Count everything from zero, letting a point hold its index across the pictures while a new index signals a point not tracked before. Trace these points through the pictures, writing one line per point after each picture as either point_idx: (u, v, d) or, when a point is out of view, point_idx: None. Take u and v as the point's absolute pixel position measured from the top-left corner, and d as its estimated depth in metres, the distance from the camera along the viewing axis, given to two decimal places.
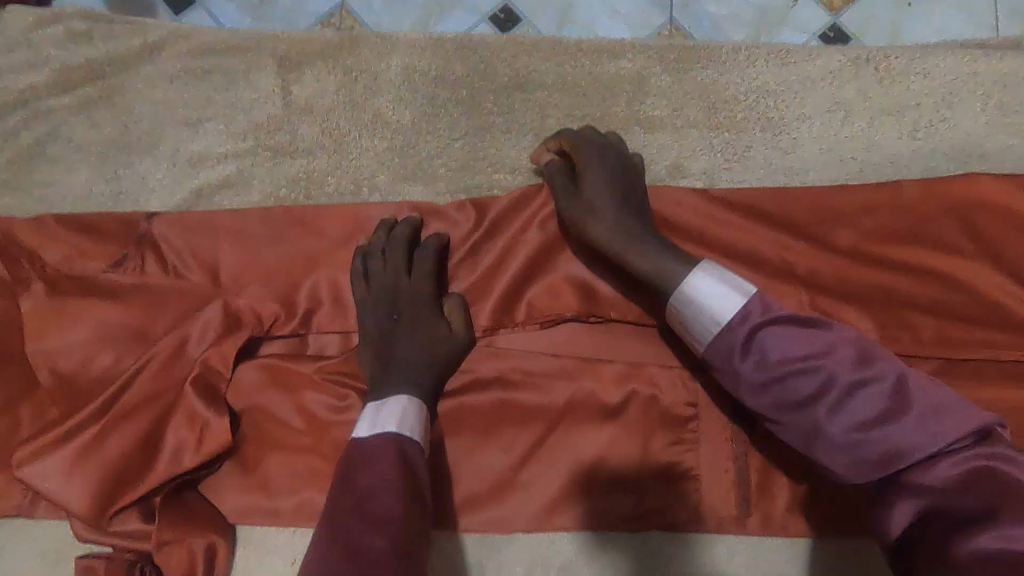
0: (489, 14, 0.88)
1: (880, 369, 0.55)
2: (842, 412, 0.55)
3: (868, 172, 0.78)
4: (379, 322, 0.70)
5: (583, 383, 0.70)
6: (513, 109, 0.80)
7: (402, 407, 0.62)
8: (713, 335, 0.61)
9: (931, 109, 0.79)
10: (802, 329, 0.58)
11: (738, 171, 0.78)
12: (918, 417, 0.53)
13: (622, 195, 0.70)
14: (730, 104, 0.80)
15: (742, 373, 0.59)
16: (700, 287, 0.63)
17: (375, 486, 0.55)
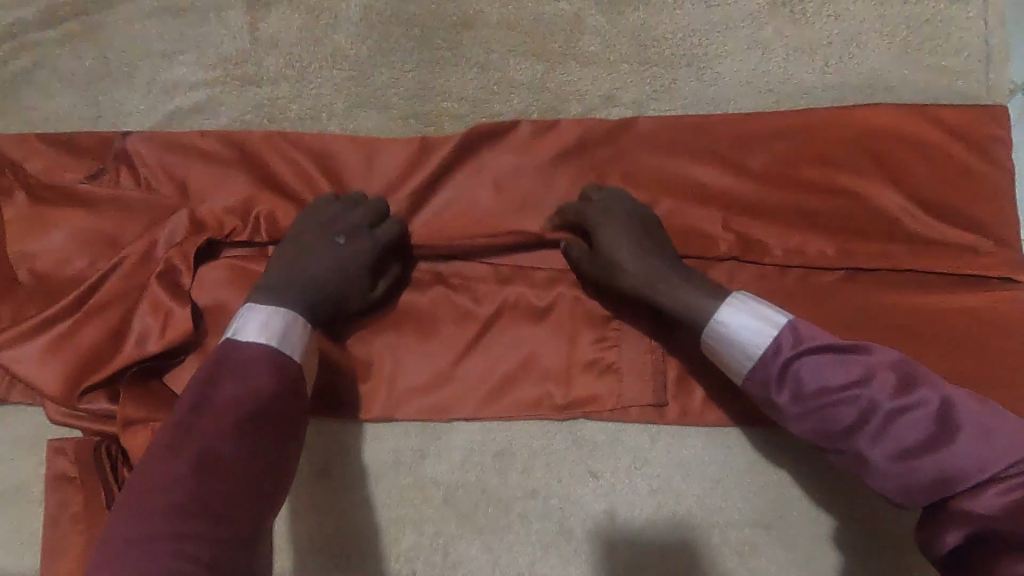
0: None
1: (922, 396, 0.60)
2: (887, 439, 0.59)
3: (783, 103, 0.86)
4: (326, 244, 0.73)
5: (516, 286, 0.78)
6: (461, 45, 0.86)
7: (286, 325, 0.67)
8: (750, 367, 0.66)
9: (841, 47, 0.87)
10: (840, 357, 0.62)
11: (665, 101, 0.86)
12: (964, 439, 0.57)
13: (648, 238, 0.75)
14: (660, 43, 0.87)
15: (781, 403, 0.64)
16: (734, 322, 0.68)
17: (241, 394, 0.60)
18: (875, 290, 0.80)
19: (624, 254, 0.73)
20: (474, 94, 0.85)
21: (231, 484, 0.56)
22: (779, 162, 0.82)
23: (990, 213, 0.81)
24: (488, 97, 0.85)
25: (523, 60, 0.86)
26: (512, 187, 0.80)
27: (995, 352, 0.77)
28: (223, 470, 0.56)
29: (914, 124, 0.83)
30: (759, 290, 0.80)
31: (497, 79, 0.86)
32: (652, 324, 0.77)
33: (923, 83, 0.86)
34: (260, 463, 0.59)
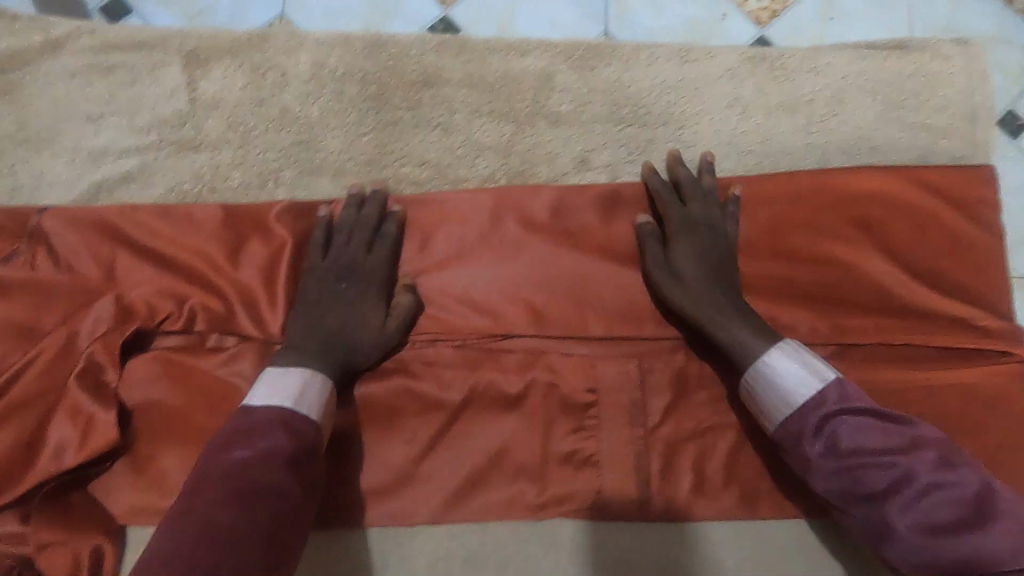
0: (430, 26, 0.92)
1: (960, 477, 0.58)
2: (916, 512, 0.57)
3: (764, 166, 0.81)
4: (326, 290, 0.70)
5: (485, 373, 0.72)
6: (421, 105, 0.80)
7: (305, 384, 0.63)
8: (788, 415, 0.65)
9: (822, 105, 0.82)
10: (879, 422, 0.61)
11: (641, 164, 0.80)
12: (1000, 528, 0.54)
13: (709, 256, 0.72)
14: (634, 101, 0.82)
15: (810, 454, 0.63)
16: (780, 366, 0.66)
17: (259, 457, 0.56)
18: (868, 366, 0.75)
19: (690, 274, 0.71)
20: (436, 158, 0.79)
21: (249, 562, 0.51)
22: (762, 233, 0.78)
23: (978, 279, 0.79)
24: (452, 161, 0.79)
25: (489, 121, 0.80)
26: (474, 262, 0.75)
27: (991, 428, 0.75)
28: (220, 527, 0.51)
29: (903, 188, 0.80)
30: None
31: (461, 141, 0.80)
32: (632, 411, 0.72)
33: (908, 142, 0.82)
34: (276, 533, 0.54)
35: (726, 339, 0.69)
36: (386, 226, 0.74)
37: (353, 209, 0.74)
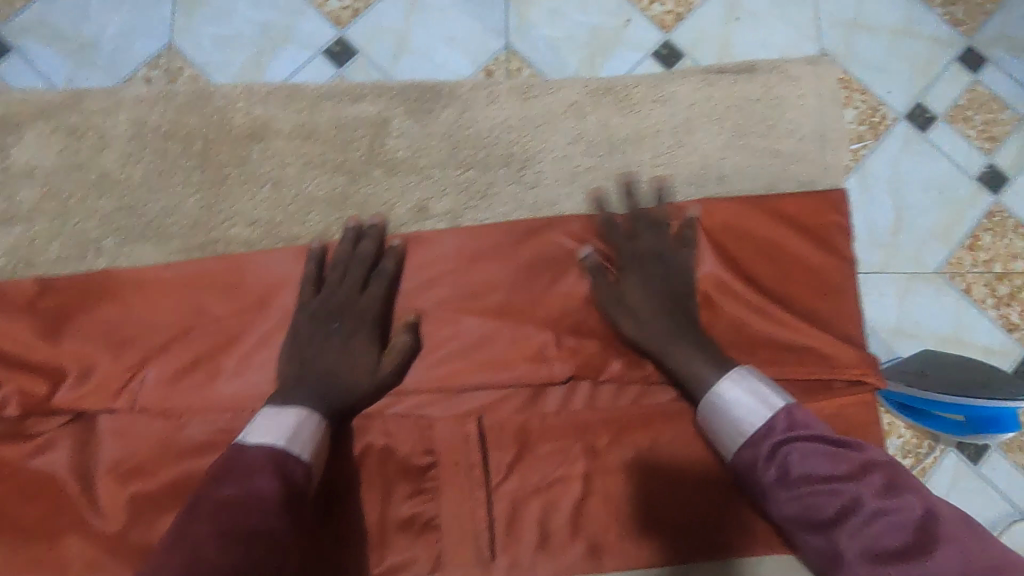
0: (323, 48, 0.94)
1: (907, 501, 0.54)
2: (861, 538, 0.53)
3: (611, 202, 0.79)
4: (325, 327, 0.70)
5: None
6: (250, 160, 0.77)
7: (303, 424, 0.62)
8: (740, 442, 0.63)
9: (668, 135, 0.80)
10: (828, 449, 0.59)
11: (482, 210, 0.78)
12: (949, 554, 0.49)
13: (660, 289, 0.73)
14: (474, 142, 0.79)
15: (763, 479, 0.61)
16: (730, 394, 0.65)
17: (246, 498, 0.55)
18: None
19: (642, 304, 0.72)
20: (267, 217, 0.76)
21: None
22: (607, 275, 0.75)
23: (828, 307, 0.78)
24: (284, 219, 0.76)
25: (322, 174, 0.77)
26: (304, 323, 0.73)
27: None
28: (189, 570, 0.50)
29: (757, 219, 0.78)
30: (593, 419, 0.73)
31: (294, 196, 0.77)
32: (471, 470, 0.70)
33: (757, 171, 0.81)
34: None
35: (682, 369, 0.69)
36: (383, 261, 0.74)
37: (348, 244, 0.74)
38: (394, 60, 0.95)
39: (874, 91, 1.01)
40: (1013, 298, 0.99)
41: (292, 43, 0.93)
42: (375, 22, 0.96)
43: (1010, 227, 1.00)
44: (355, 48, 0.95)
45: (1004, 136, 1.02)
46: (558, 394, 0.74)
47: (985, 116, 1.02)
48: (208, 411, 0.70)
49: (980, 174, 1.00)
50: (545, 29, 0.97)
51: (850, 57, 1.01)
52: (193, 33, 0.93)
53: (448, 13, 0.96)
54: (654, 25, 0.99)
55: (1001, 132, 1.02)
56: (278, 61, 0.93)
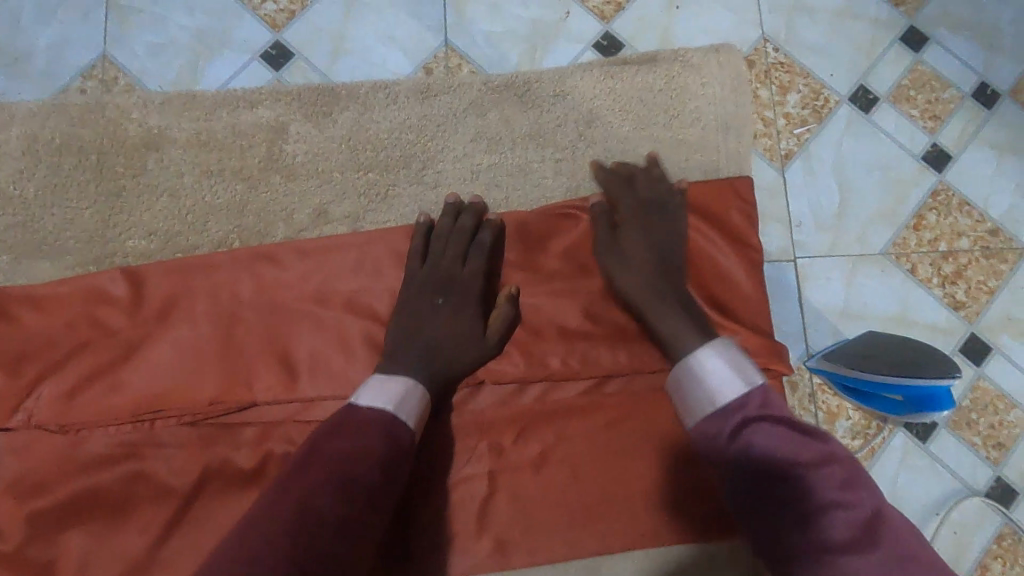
0: (260, 51, 0.91)
1: (860, 498, 0.53)
2: (816, 531, 0.51)
3: (513, 199, 0.79)
4: (425, 300, 0.72)
5: (216, 451, 0.69)
6: (146, 170, 0.77)
7: (404, 391, 0.63)
8: (705, 412, 0.61)
9: (570, 130, 0.80)
10: (794, 433, 0.57)
11: (381, 212, 0.77)
12: (886, 557, 0.49)
13: (571, 284, 0.76)
14: (374, 144, 0.79)
15: (719, 454, 0.59)
16: (711, 364, 0.62)
17: (349, 452, 0.57)
18: (622, 401, 0.74)
19: (635, 262, 0.73)
20: (164, 226, 0.76)
21: (321, 532, 0.52)
22: (509, 273, 0.76)
23: (743, 295, 0.77)
24: (181, 229, 0.76)
25: (219, 181, 0.77)
26: (199, 332, 0.73)
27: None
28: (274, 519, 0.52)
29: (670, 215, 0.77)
30: (495, 417, 0.73)
31: (190, 205, 0.76)
32: None
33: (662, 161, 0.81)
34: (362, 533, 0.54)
35: (662, 331, 0.69)
36: (480, 234, 0.75)
37: (449, 218, 0.76)
38: (332, 61, 0.91)
39: (814, 73, 1.00)
40: (959, 276, 0.97)
41: (229, 49, 0.91)
42: (311, 23, 0.92)
43: (954, 205, 0.98)
44: (293, 51, 0.91)
45: (947, 114, 1.00)
46: (461, 393, 0.74)
47: (928, 95, 1.01)
48: (107, 424, 0.70)
49: (925, 154, 0.99)
50: (484, 23, 0.93)
51: (791, 42, 1.00)
52: (127, 43, 0.90)
53: (386, 11, 0.93)
54: (595, 15, 0.95)
55: (944, 111, 1.01)
56: (215, 67, 0.90)
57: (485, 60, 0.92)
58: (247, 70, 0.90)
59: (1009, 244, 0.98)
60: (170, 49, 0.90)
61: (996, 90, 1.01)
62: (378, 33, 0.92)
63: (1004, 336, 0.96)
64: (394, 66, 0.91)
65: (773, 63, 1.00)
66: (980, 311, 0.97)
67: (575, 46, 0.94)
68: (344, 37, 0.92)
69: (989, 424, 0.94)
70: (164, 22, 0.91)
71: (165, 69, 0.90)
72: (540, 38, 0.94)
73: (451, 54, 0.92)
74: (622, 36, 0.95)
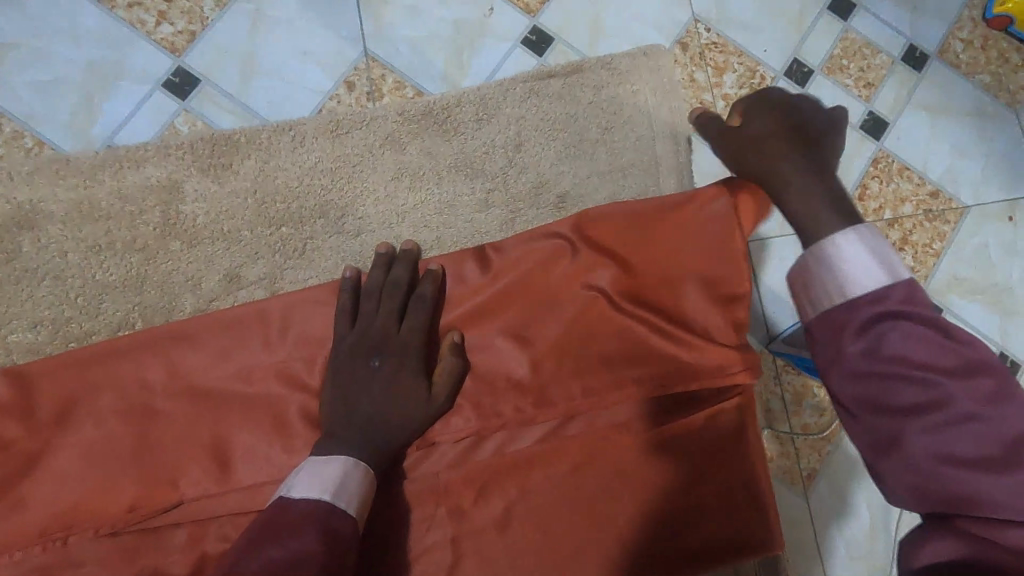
0: (162, 80, 0.81)
1: (1012, 413, 0.40)
2: (940, 439, 0.40)
3: (446, 237, 0.73)
4: (359, 366, 0.66)
5: (143, 562, 0.61)
6: (21, 253, 0.67)
7: (344, 472, 0.58)
8: (829, 306, 0.45)
9: (499, 155, 0.74)
10: (939, 338, 0.42)
11: (301, 269, 0.70)
12: (1021, 478, 0.39)
13: (504, 328, 0.70)
14: (284, 195, 0.71)
15: (840, 352, 0.44)
16: (850, 253, 0.46)
17: (283, 557, 0.50)
18: (587, 437, 0.69)
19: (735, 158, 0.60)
20: (51, 316, 0.67)
21: None
22: (448, 317, 0.70)
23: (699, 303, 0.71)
24: (73, 314, 0.67)
25: (111, 256, 0.68)
26: (106, 431, 0.64)
27: (730, 468, 0.69)
28: None
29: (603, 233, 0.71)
30: (452, 477, 0.68)
31: (79, 286, 0.67)
32: None
33: (595, 178, 0.76)
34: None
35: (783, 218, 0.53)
36: (421, 287, 0.69)
37: (380, 271, 0.70)
38: (245, 83, 0.82)
39: (749, 51, 0.96)
40: (906, 242, 0.96)
41: (124, 80, 0.80)
42: (212, 42, 0.82)
43: (894, 171, 0.97)
44: (197, 77, 0.82)
45: (881, 80, 0.99)
46: (415, 454, 0.69)
47: (860, 63, 0.99)
48: (11, 549, 0.61)
49: (862, 122, 0.97)
50: (405, 27, 0.85)
51: (723, 21, 0.96)
52: (7, 84, 0.79)
53: (295, 23, 0.84)
54: (519, 10, 0.88)
55: (877, 77, 0.99)
56: (112, 102, 0.80)
57: (408, 67, 0.84)
58: (147, 104, 0.80)
59: (949, 205, 0.97)
60: (52, 87, 0.79)
61: (925, 52, 0.99)
62: (289, 46, 0.83)
63: (954, 296, 0.96)
64: (313, 83, 0.83)
65: (707, 43, 0.95)
66: (929, 274, 0.96)
67: (504, 43, 0.87)
68: (253, 55, 0.83)
69: None
70: (45, 56, 0.80)
71: (53, 113, 0.79)
72: (463, 39, 0.86)
73: (372, 63, 0.84)
74: (550, 30, 0.88)
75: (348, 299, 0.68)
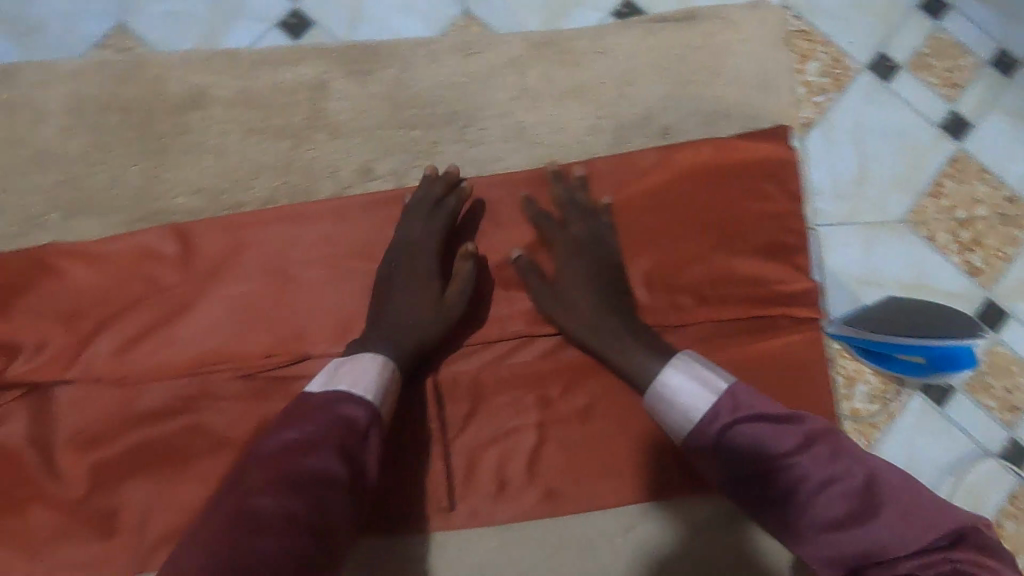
0: (278, 20, 0.83)
1: (847, 466, 0.56)
2: (811, 509, 0.55)
3: (557, 155, 0.79)
4: (414, 265, 0.71)
5: (273, 403, 0.70)
6: (190, 129, 0.77)
7: (364, 367, 0.62)
8: (692, 428, 0.61)
9: (612, 86, 0.81)
10: (771, 425, 0.58)
11: (426, 169, 0.78)
12: (887, 513, 0.53)
13: (598, 258, 0.73)
14: (416, 102, 0.79)
15: (712, 463, 0.60)
16: (675, 382, 0.63)
17: (295, 445, 0.56)
18: (671, 351, 0.75)
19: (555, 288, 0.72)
20: (210, 185, 0.76)
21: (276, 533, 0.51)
22: (554, 224, 0.75)
23: (765, 256, 0.78)
24: (228, 186, 0.76)
25: (263, 138, 0.77)
26: (248, 288, 0.73)
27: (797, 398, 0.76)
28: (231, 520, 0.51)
29: (712, 167, 0.79)
30: (544, 370, 0.74)
31: (235, 164, 0.76)
32: (428, 423, 0.72)
33: (698, 116, 0.81)
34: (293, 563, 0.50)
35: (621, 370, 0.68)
36: (448, 199, 0.73)
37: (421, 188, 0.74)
38: (351, 30, 0.84)
39: (834, 42, 0.98)
40: (977, 243, 0.94)
41: (243, 18, 0.83)
42: None
43: (971, 172, 0.96)
44: (310, 19, 0.84)
45: (966, 82, 0.99)
46: (511, 345, 0.75)
47: (946, 65, 1.00)
48: (165, 377, 0.70)
49: (942, 121, 0.97)
50: None
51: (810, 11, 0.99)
52: (144, 10, 0.82)
53: None
54: None
55: (961, 80, 0.99)
56: (233, 36, 0.83)
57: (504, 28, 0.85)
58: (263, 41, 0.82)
59: None
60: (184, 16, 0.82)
61: (1016, 57, 1.00)
62: None
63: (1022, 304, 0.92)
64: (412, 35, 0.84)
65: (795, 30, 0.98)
66: (996, 277, 0.93)
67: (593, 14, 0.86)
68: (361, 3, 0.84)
69: (1005, 388, 0.90)
70: None
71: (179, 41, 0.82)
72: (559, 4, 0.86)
73: (470, 22, 0.85)
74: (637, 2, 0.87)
75: (414, 218, 0.73)
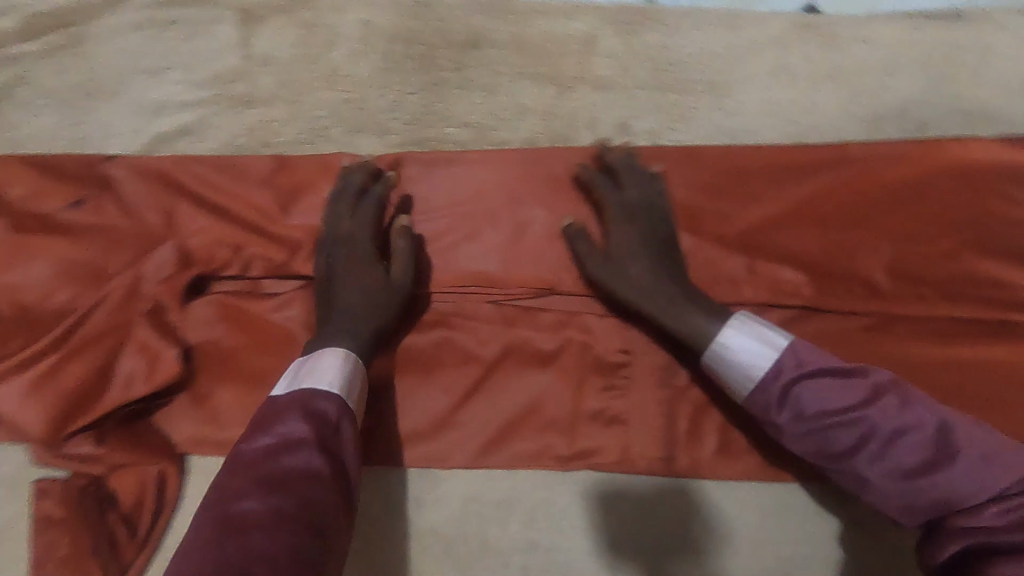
0: None
1: (918, 417, 0.60)
2: (884, 462, 0.60)
3: (810, 134, 0.80)
4: (333, 259, 0.72)
5: (521, 331, 0.75)
6: (467, 66, 0.81)
7: (327, 363, 0.64)
8: (754, 389, 0.65)
9: (871, 75, 0.81)
10: (836, 380, 0.62)
11: (682, 131, 0.80)
12: (965, 459, 0.57)
13: (603, 247, 0.73)
14: (677, 67, 0.82)
15: (782, 424, 0.64)
16: (736, 343, 0.66)
17: (279, 443, 0.58)
18: (905, 340, 0.76)
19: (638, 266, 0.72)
20: (480, 120, 0.80)
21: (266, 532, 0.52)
22: (804, 201, 0.77)
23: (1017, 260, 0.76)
24: (495, 123, 0.80)
25: (532, 83, 0.81)
26: (507, 220, 0.77)
27: None
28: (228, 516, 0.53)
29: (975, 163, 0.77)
30: None
31: (503, 104, 0.81)
32: (663, 373, 0.74)
33: (955, 115, 0.81)
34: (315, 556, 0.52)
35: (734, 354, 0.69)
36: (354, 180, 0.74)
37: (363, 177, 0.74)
38: None
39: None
40: None
41: None
42: None
43: None
44: None
45: None
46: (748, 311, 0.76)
47: None
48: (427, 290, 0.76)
49: None
50: None
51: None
52: None
53: None
54: None
55: None
56: None
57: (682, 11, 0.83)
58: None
59: None
60: None
61: None
62: None
63: None
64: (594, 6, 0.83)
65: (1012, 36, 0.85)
66: None
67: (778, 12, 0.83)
68: None
69: None
70: None
71: None
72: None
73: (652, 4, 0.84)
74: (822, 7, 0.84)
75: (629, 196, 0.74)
